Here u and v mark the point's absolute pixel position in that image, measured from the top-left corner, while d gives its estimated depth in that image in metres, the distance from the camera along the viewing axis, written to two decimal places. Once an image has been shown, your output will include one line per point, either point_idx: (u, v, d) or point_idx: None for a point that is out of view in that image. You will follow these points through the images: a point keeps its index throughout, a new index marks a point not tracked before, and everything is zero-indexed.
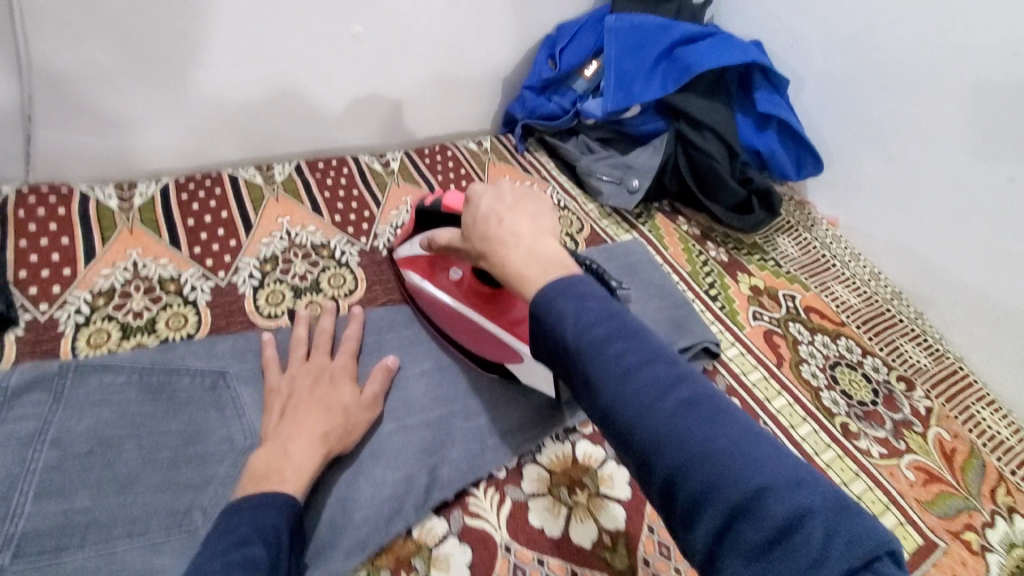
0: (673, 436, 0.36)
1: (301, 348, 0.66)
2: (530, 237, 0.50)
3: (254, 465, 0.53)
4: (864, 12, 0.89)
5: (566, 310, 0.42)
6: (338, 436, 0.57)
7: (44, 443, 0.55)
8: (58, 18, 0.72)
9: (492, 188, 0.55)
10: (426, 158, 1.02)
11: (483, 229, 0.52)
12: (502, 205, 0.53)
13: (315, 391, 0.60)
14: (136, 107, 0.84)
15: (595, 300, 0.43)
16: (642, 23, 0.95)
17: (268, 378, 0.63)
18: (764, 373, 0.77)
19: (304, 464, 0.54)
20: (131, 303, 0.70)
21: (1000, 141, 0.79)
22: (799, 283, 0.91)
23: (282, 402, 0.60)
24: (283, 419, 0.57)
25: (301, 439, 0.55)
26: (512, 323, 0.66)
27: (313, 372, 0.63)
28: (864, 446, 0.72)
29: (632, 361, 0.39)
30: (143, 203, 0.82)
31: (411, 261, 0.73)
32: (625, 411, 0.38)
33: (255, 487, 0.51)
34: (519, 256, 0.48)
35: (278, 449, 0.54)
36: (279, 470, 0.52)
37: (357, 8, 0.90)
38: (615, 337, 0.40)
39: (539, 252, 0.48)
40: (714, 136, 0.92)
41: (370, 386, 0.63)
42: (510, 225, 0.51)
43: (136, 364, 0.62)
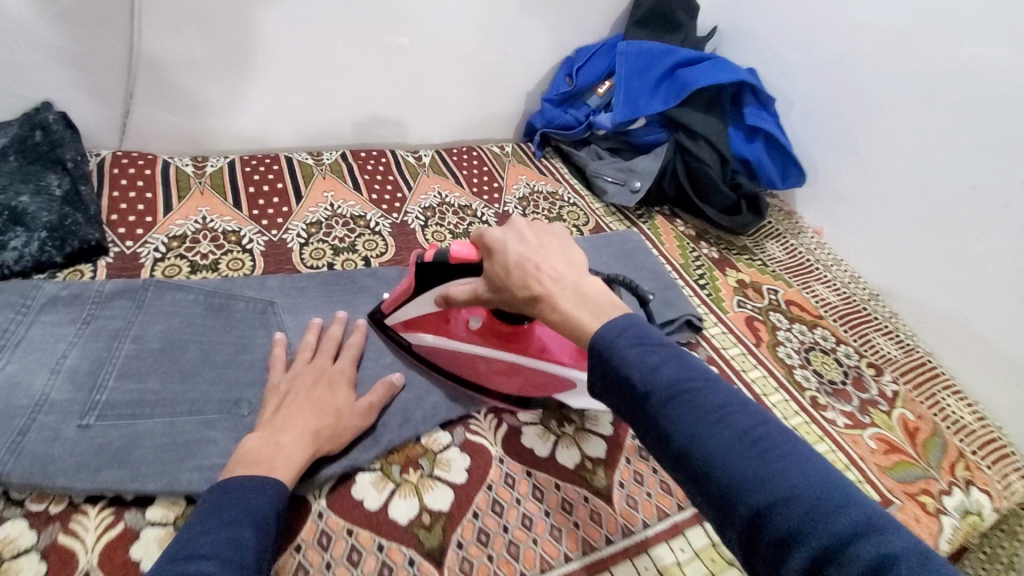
0: (754, 475, 0.41)
1: (306, 352, 0.68)
2: (573, 280, 0.58)
3: (246, 450, 0.56)
4: (845, 43, 1.01)
5: (634, 357, 0.49)
6: (330, 435, 0.60)
7: (126, 339, 0.67)
8: (165, 15, 0.89)
9: (511, 232, 0.63)
10: (455, 157, 1.16)
11: (524, 279, 0.59)
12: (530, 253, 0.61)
13: (312, 393, 0.62)
14: (215, 94, 1.00)
15: (652, 341, 0.50)
16: (648, 48, 1.09)
17: (272, 375, 0.65)
18: (743, 350, 0.86)
19: (294, 456, 0.56)
20: (199, 247, 0.83)
21: (965, 157, 0.88)
22: (783, 281, 1.00)
23: (280, 397, 0.62)
24: (279, 413, 0.60)
25: (293, 433, 0.58)
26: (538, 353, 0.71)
27: (313, 373, 0.65)
28: (830, 416, 0.80)
29: (708, 404, 0.45)
30: (213, 172, 0.97)
31: (420, 319, 0.73)
32: (708, 454, 0.43)
33: (245, 469, 0.54)
34: (567, 300, 0.56)
35: (270, 438, 0.57)
36: (269, 458, 0.55)
37: (405, 24, 1.05)
38: (689, 381, 0.47)
39: (584, 295, 0.56)
40: (708, 144, 1.04)
41: (369, 396, 0.65)
42: (548, 270, 0.59)
43: (203, 288, 0.74)
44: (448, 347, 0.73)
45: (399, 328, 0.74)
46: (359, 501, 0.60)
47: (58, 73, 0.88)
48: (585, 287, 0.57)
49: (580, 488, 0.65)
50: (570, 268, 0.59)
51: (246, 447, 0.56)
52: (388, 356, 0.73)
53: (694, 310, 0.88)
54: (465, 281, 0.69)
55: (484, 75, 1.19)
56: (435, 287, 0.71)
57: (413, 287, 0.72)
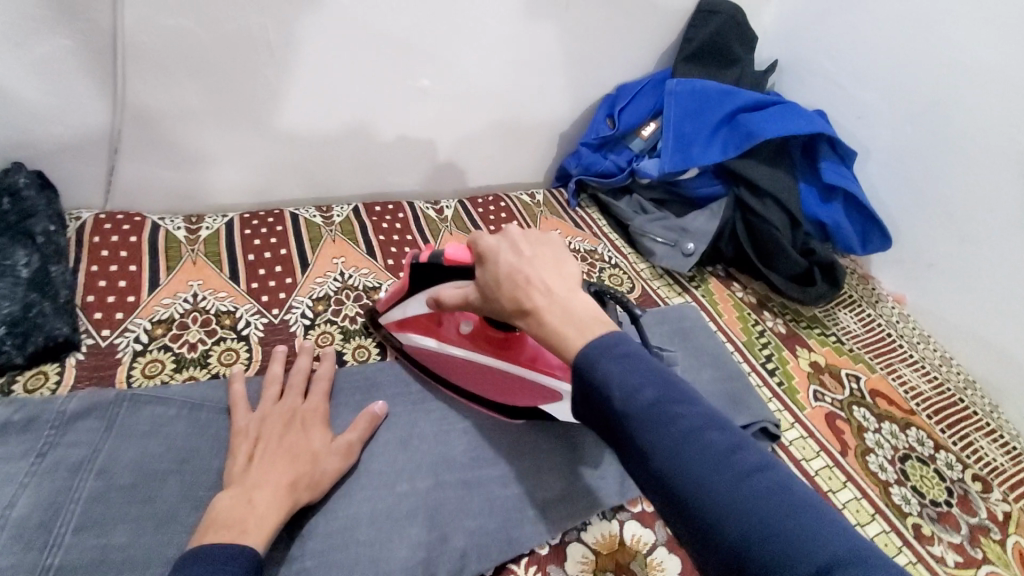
0: (734, 509, 0.35)
1: (274, 387, 0.64)
2: (563, 295, 0.48)
3: (215, 511, 0.49)
4: (938, 86, 0.87)
5: (612, 373, 0.41)
6: (308, 484, 0.55)
7: (90, 473, 0.54)
8: (157, 63, 0.78)
9: (504, 239, 0.54)
10: (480, 208, 1.03)
11: (509, 288, 0.50)
12: (518, 258, 0.51)
13: (285, 435, 0.58)
14: (213, 145, 0.88)
15: (637, 356, 0.42)
16: (703, 88, 0.95)
17: (236, 418, 0.60)
18: (828, 461, 0.72)
19: (268, 517, 0.50)
20: (187, 335, 0.72)
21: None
22: (863, 363, 0.86)
23: (249, 445, 0.57)
24: (251, 465, 0.55)
25: (267, 489, 0.52)
26: (528, 362, 0.66)
27: (283, 414, 0.61)
28: (938, 553, 0.66)
29: (689, 428, 0.38)
30: (208, 236, 0.85)
31: (410, 322, 0.72)
32: (686, 483, 0.37)
33: (213, 535, 0.47)
34: (556, 315, 0.47)
35: (242, 495, 0.51)
36: (241, 519, 0.49)
37: (428, 64, 0.93)
38: (671, 401, 0.40)
39: (573, 314, 0.46)
40: (775, 203, 0.90)
41: (348, 433, 0.61)
42: (539, 283, 0.49)
43: (187, 399, 0.63)
44: (440, 352, 0.71)
45: (394, 328, 0.74)
46: None
47: (36, 128, 0.77)
48: (577, 307, 0.47)
49: None
50: (568, 279, 0.49)
51: (216, 508, 0.50)
52: (406, 482, 0.61)
53: (769, 411, 0.75)
54: (452, 289, 0.61)
55: (513, 116, 1.06)
56: (428, 287, 0.67)
57: (410, 286, 0.69)
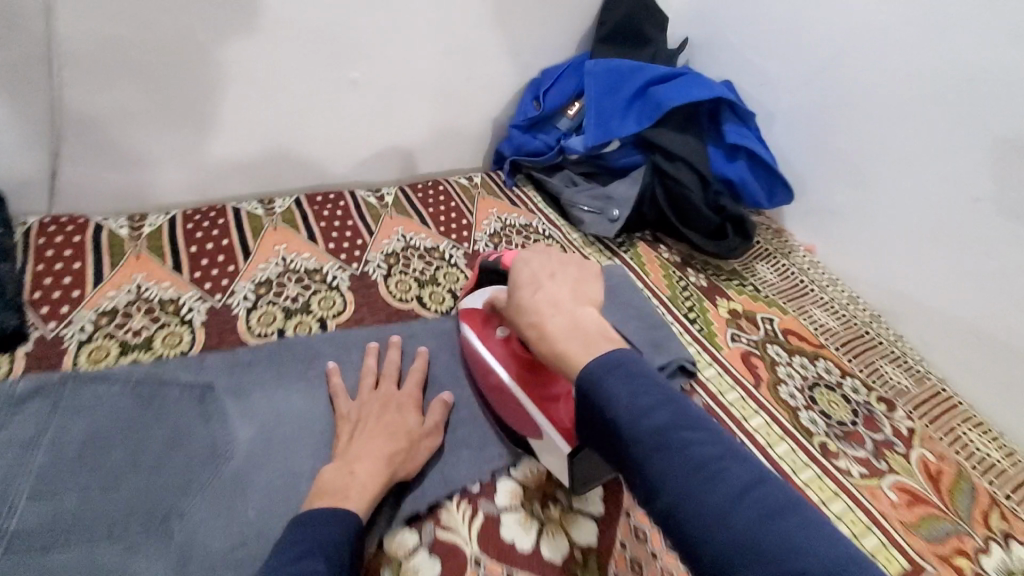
0: (749, 541, 0.38)
1: (369, 378, 0.70)
2: (568, 310, 0.56)
3: (322, 482, 0.57)
4: (828, 49, 0.95)
5: (621, 397, 0.47)
6: (403, 459, 0.61)
7: (40, 447, 0.59)
8: (93, 69, 0.81)
9: (534, 265, 0.63)
10: (420, 193, 1.08)
11: (523, 300, 0.59)
12: (542, 276, 0.61)
13: (383, 417, 0.64)
14: (153, 147, 0.92)
15: (642, 379, 0.48)
16: (617, 66, 1.02)
17: (339, 404, 0.67)
18: (742, 393, 0.78)
19: (368, 485, 0.57)
20: (132, 322, 0.75)
21: (956, 167, 0.84)
22: (777, 307, 0.93)
23: (352, 426, 0.64)
24: (354, 441, 0.62)
25: (367, 463, 0.59)
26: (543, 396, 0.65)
27: (379, 400, 0.67)
28: (843, 466, 0.72)
29: (699, 457, 0.43)
30: (152, 232, 0.89)
31: (470, 314, 0.76)
32: (699, 513, 0.40)
33: (320, 502, 0.55)
34: (560, 326, 0.55)
35: (345, 468, 0.58)
36: (345, 488, 0.56)
37: (357, 59, 0.98)
38: (681, 429, 0.44)
39: (579, 326, 0.54)
40: (685, 164, 0.97)
41: (432, 415, 0.68)
42: (550, 301, 0.58)
43: (130, 375, 0.66)
44: (479, 353, 0.73)
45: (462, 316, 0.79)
46: None
47: None
48: (583, 319, 0.55)
49: None
50: (571, 299, 0.58)
51: (323, 479, 0.58)
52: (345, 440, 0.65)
53: (687, 352, 0.82)
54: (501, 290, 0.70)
55: (446, 105, 1.11)
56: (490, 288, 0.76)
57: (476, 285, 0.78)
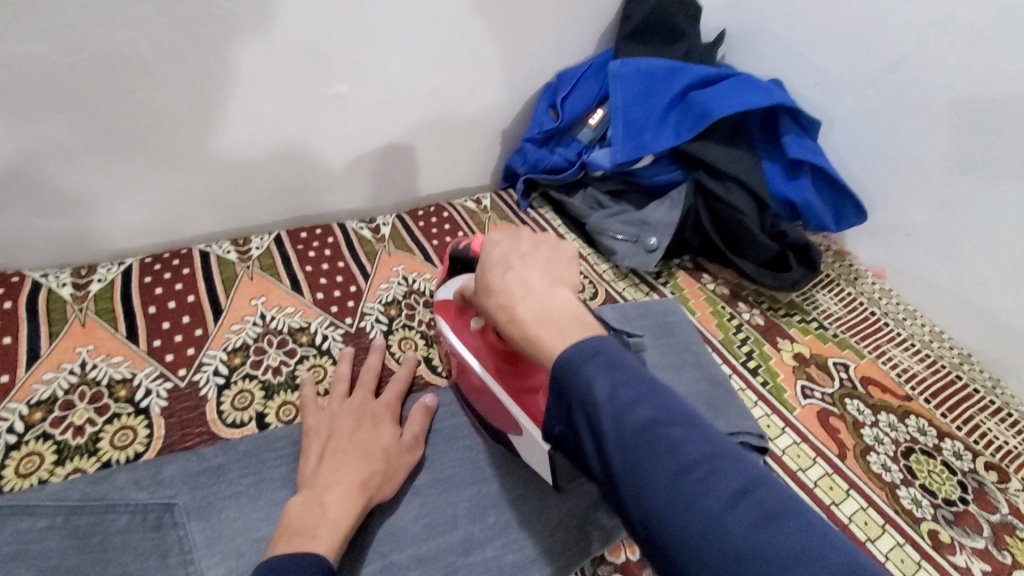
0: (751, 551, 0.32)
1: (342, 385, 0.65)
2: (541, 290, 0.46)
3: (288, 519, 0.49)
4: (900, 40, 0.79)
5: (603, 388, 0.39)
6: (379, 483, 0.54)
7: None
8: (6, 97, 0.65)
9: (509, 237, 0.52)
10: (421, 221, 0.93)
11: (486, 278, 0.48)
12: (514, 253, 0.49)
13: (355, 431, 0.57)
14: (97, 186, 0.76)
15: (627, 368, 0.40)
16: (649, 67, 0.87)
17: (307, 417, 0.61)
18: (826, 468, 0.65)
19: (340, 521, 0.49)
20: (73, 416, 0.60)
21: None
22: (850, 349, 0.79)
23: (321, 444, 0.57)
24: (322, 465, 0.54)
25: (339, 491, 0.51)
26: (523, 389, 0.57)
27: (352, 413, 0.60)
28: (961, 563, 0.58)
29: (691, 457, 0.36)
30: (100, 289, 0.73)
31: (443, 300, 0.67)
32: (688, 524, 0.34)
33: (286, 543, 0.47)
34: (529, 311, 0.45)
35: (313, 500, 0.51)
36: (312, 526, 0.48)
37: (339, 69, 0.82)
38: (668, 423, 0.38)
39: (552, 311, 0.44)
40: (738, 185, 0.82)
41: (411, 426, 0.61)
42: (520, 278, 0.47)
43: (63, 502, 0.52)
44: (452, 344, 0.64)
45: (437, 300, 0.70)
46: None
47: None
48: (558, 305, 0.45)
49: None
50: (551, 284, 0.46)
51: (289, 515, 0.50)
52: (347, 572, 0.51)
53: (753, 421, 0.66)
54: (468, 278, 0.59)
55: (448, 117, 0.96)
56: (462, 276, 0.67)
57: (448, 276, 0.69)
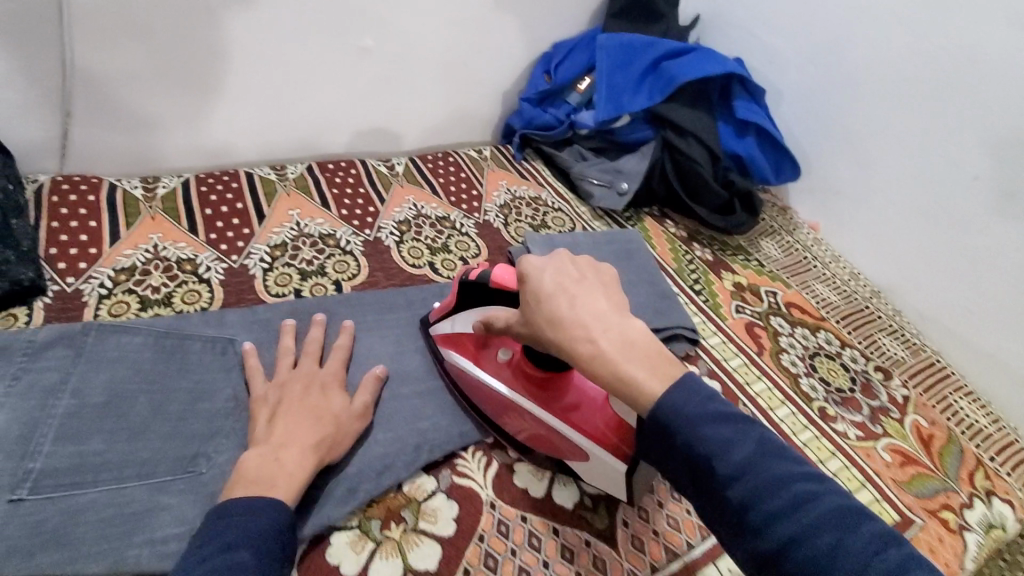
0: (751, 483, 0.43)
1: (288, 357, 0.66)
2: (615, 322, 0.52)
3: (245, 468, 0.53)
4: (836, 26, 0.96)
5: (713, 437, 0.45)
6: (330, 445, 0.58)
7: (63, 393, 0.60)
8: (102, 26, 0.81)
9: (550, 264, 0.57)
10: (430, 163, 1.09)
11: (556, 309, 0.54)
12: (567, 279, 0.55)
13: (305, 397, 0.60)
14: (163, 109, 0.91)
15: (729, 414, 0.46)
16: (629, 41, 1.03)
17: (254, 388, 0.63)
18: (745, 360, 0.81)
19: (297, 475, 0.54)
20: (150, 280, 0.76)
21: (981, 151, 0.84)
22: (780, 281, 0.95)
23: (271, 409, 0.60)
24: (275, 425, 0.58)
25: (294, 450, 0.55)
26: (569, 411, 0.63)
27: (303, 379, 0.63)
28: (841, 428, 0.75)
29: (808, 495, 0.42)
30: (165, 194, 0.89)
31: (455, 340, 0.69)
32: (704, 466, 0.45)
33: (246, 489, 0.52)
34: (612, 345, 0.51)
35: (270, 455, 0.54)
36: (273, 478, 0.53)
37: (368, 24, 0.98)
38: (781, 468, 0.43)
39: (634, 343, 0.51)
40: (696, 141, 0.98)
41: (361, 396, 0.64)
42: (591, 313, 0.53)
43: (152, 328, 0.67)
44: (479, 381, 0.67)
45: (438, 341, 0.71)
46: (335, 566, 0.54)
47: None
48: (631, 332, 0.52)
49: (581, 531, 0.61)
50: None
51: (244, 466, 0.54)
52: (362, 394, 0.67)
53: (690, 321, 0.83)
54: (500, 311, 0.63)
55: (458, 76, 1.12)
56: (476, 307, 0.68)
57: (454, 306, 0.69)
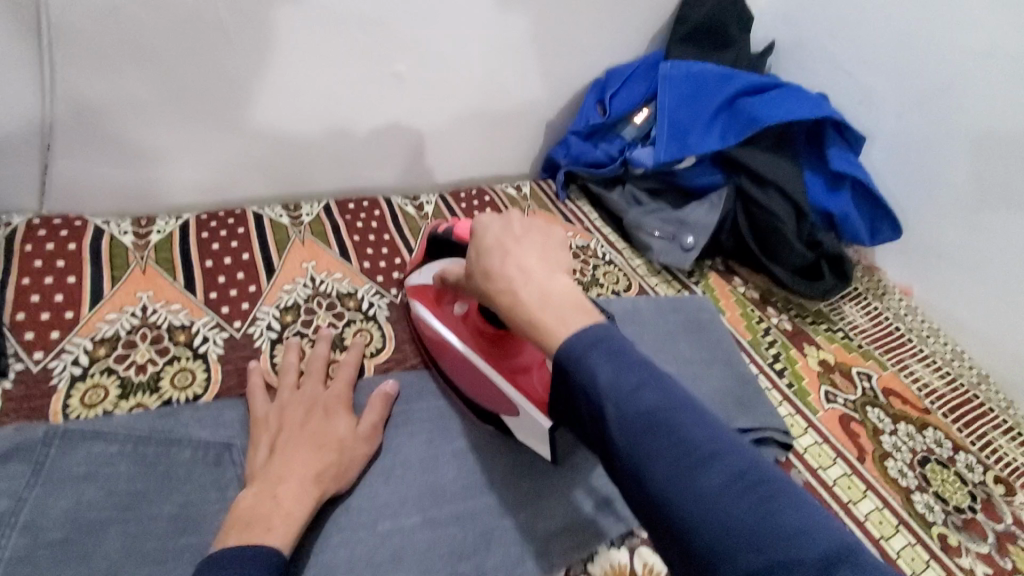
0: (733, 523, 0.32)
1: (291, 374, 0.62)
2: (539, 275, 0.45)
3: (238, 511, 0.48)
4: (948, 63, 0.82)
5: (605, 376, 0.39)
6: (334, 475, 0.53)
7: (13, 528, 0.47)
8: (93, 47, 0.68)
9: (500, 217, 0.50)
10: (463, 203, 0.95)
11: (485, 259, 0.48)
12: (508, 234, 0.48)
13: (307, 422, 0.56)
14: (162, 140, 0.79)
15: (629, 353, 0.41)
16: (699, 71, 0.89)
17: (255, 409, 0.58)
18: (845, 468, 0.67)
19: (294, 512, 0.49)
20: (135, 355, 0.63)
21: None
22: (874, 360, 0.81)
23: (271, 436, 0.55)
24: (273, 457, 0.53)
25: (292, 482, 0.50)
26: (514, 368, 0.59)
27: (304, 402, 0.58)
28: (966, 565, 0.61)
29: (689, 438, 0.36)
30: (160, 241, 0.76)
31: (420, 290, 0.68)
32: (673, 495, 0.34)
33: (238, 535, 0.46)
34: (532, 298, 0.44)
35: (266, 491, 0.49)
36: (266, 518, 0.47)
37: (402, 46, 0.85)
38: (670, 411, 0.37)
39: (556, 297, 0.44)
40: (778, 193, 0.85)
41: (370, 414, 0.60)
42: (516, 257, 0.46)
43: (133, 432, 0.54)
44: (437, 331, 0.66)
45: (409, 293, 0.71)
46: None
47: None
48: (559, 288, 0.45)
49: None
50: None
51: (239, 508, 0.48)
52: (387, 519, 0.55)
53: (780, 418, 0.69)
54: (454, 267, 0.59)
55: (499, 105, 0.99)
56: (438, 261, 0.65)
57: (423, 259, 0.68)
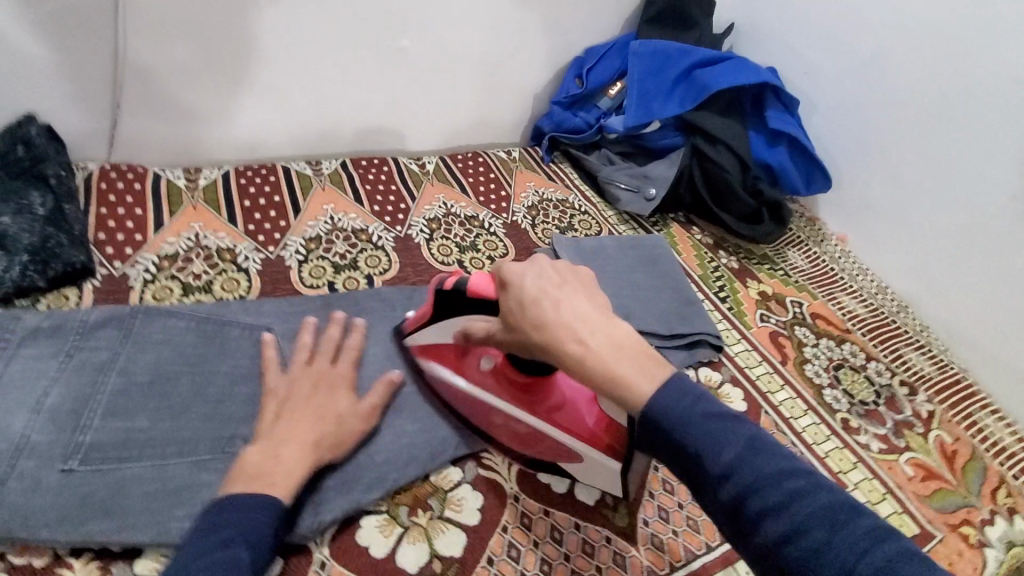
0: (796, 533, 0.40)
1: (303, 352, 0.66)
2: (600, 322, 0.51)
3: (245, 463, 0.55)
4: (874, 39, 0.96)
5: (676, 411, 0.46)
6: (331, 443, 0.59)
7: (112, 372, 0.63)
8: (154, 22, 0.84)
9: (532, 266, 0.56)
10: (460, 163, 1.10)
11: (539, 313, 0.52)
12: (551, 285, 0.54)
13: (314, 396, 0.62)
14: (205, 101, 0.94)
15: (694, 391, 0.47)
16: (663, 47, 1.03)
17: (269, 379, 0.65)
18: (768, 368, 0.82)
19: (294, 471, 0.55)
20: (192, 267, 0.79)
21: (989, 158, 0.86)
22: (807, 292, 0.95)
23: (277, 403, 0.61)
24: (279, 420, 0.59)
25: (292, 446, 0.57)
26: (556, 411, 0.64)
27: (313, 376, 0.64)
28: (863, 441, 0.76)
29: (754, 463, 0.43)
30: (207, 185, 0.92)
31: (437, 351, 0.69)
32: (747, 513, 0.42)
33: (244, 483, 0.53)
34: (600, 344, 0.50)
35: (270, 450, 0.56)
36: (269, 472, 0.54)
37: (408, 26, 1.00)
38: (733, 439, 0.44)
39: (621, 344, 0.50)
40: (727, 149, 1.00)
41: (371, 397, 0.64)
42: (569, 308, 0.52)
43: (195, 314, 0.70)
44: (465, 390, 0.67)
45: (417, 354, 0.70)
46: (365, 548, 0.58)
47: (39, 82, 0.83)
48: (620, 334, 0.51)
49: (602, 528, 0.63)
50: None
51: (246, 461, 0.55)
52: None
53: (715, 328, 0.84)
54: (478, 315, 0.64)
55: (492, 80, 1.13)
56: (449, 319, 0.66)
57: (426, 316, 0.68)
